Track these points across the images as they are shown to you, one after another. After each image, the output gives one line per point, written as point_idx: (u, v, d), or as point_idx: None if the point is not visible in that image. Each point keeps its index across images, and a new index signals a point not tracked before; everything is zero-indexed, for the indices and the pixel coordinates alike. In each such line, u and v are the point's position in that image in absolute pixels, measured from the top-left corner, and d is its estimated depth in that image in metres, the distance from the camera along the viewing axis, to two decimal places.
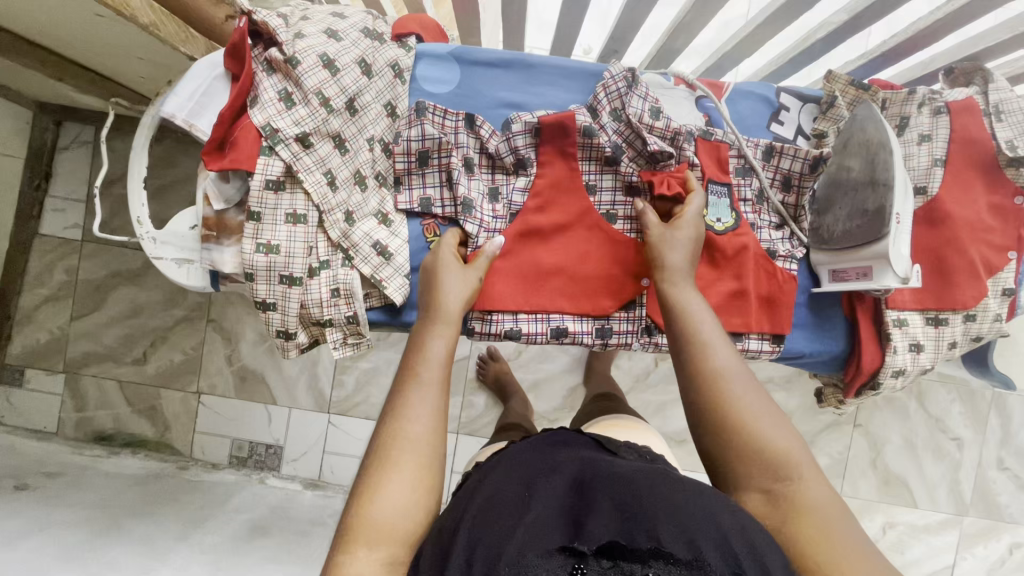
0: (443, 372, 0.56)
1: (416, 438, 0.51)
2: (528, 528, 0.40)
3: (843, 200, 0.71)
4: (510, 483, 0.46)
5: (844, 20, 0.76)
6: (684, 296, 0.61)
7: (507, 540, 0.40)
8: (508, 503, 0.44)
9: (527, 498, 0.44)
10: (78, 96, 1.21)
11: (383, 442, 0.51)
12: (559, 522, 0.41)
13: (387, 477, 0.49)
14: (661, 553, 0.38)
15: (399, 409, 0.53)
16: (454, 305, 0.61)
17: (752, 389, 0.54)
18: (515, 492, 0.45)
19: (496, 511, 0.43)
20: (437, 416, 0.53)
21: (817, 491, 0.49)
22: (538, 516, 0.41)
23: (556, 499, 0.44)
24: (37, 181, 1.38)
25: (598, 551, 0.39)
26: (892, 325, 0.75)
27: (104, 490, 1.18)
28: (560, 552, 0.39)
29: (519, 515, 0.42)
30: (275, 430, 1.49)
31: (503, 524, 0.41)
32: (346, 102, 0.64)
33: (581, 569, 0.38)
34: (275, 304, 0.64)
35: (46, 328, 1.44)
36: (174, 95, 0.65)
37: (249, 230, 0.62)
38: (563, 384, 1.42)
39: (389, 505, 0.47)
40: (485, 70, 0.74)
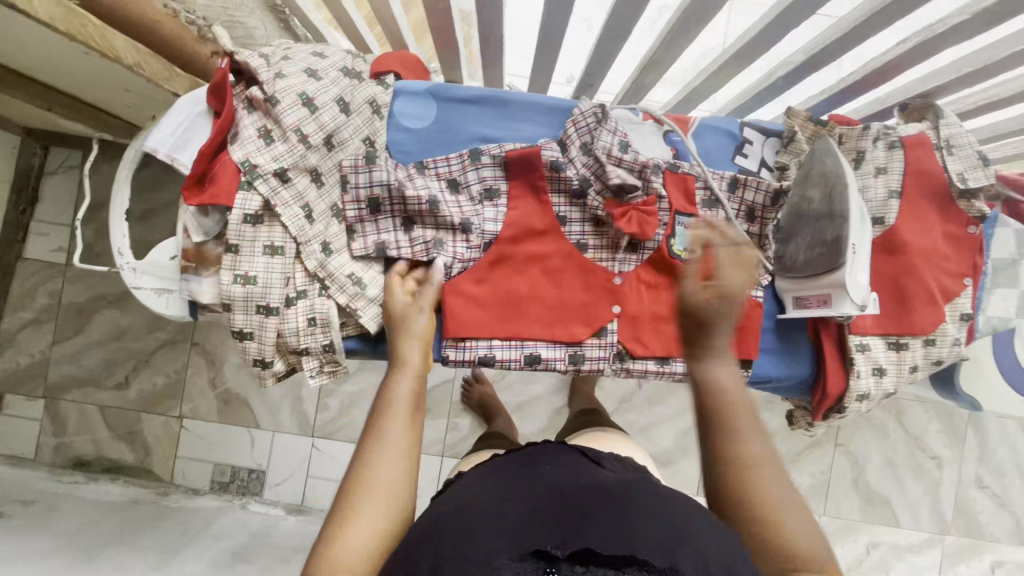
0: (409, 413, 0.57)
1: (387, 478, 0.52)
2: (498, 536, 0.43)
3: (812, 227, 0.73)
4: (489, 495, 0.50)
5: (801, 60, 0.80)
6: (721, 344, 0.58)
7: (484, 543, 0.42)
8: (485, 508, 0.47)
9: (502, 507, 0.47)
10: (66, 123, 1.23)
11: (353, 485, 0.51)
12: (533, 529, 0.44)
13: (353, 517, 0.49)
14: (636, 560, 0.41)
15: (371, 451, 0.53)
16: (415, 352, 0.62)
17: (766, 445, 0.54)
18: (494, 502, 0.48)
19: (472, 515, 0.46)
20: (404, 457, 0.54)
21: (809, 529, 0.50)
22: (515, 521, 0.45)
23: (531, 505, 0.47)
24: (23, 206, 1.39)
25: (571, 556, 0.41)
26: (855, 349, 0.77)
27: (82, 517, 1.17)
28: (534, 557, 0.41)
29: (492, 522, 0.45)
30: (258, 454, 1.48)
31: (476, 526, 0.44)
32: (324, 138, 0.67)
33: (552, 572, 0.40)
34: (252, 333, 0.66)
35: (27, 352, 1.43)
36: (157, 131, 0.68)
37: (227, 261, 0.64)
38: (548, 406, 1.44)
39: (354, 543, 0.48)
40: (461, 106, 0.76)
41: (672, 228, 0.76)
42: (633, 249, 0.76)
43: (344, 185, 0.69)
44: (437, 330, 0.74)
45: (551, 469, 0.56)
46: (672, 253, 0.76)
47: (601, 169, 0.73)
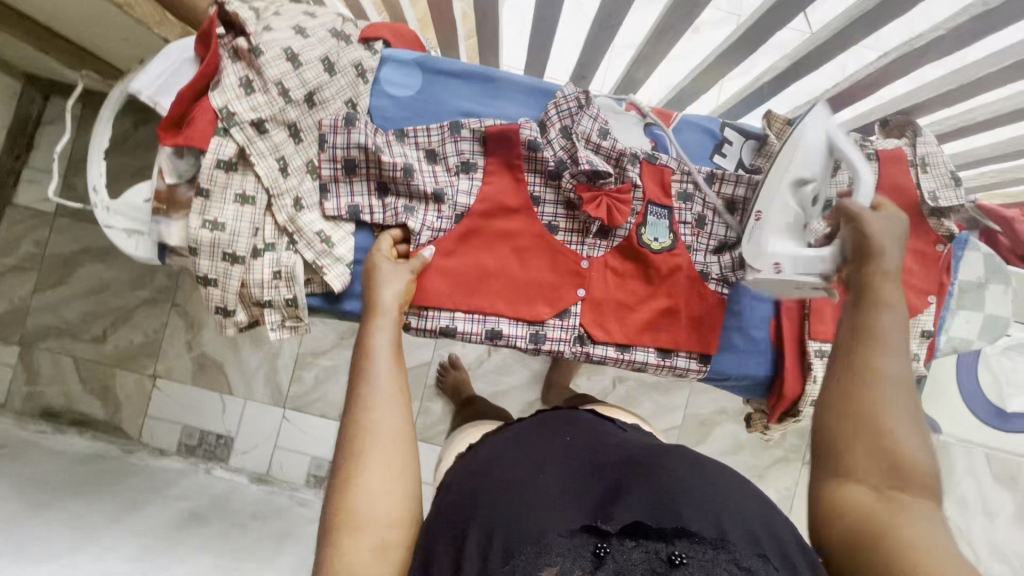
0: (395, 361, 0.59)
1: (385, 430, 0.53)
2: (551, 510, 0.47)
3: (779, 199, 0.60)
4: (518, 462, 0.53)
5: (786, 65, 0.82)
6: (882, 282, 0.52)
7: (534, 520, 0.46)
8: (522, 478, 0.51)
9: (540, 479, 0.50)
10: (66, 71, 1.24)
11: (352, 436, 0.53)
12: (579, 509, 0.47)
13: (360, 471, 0.51)
14: (684, 533, 0.43)
15: (361, 403, 0.55)
16: (390, 299, 0.64)
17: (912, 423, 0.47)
18: (529, 472, 0.52)
19: (512, 485, 0.50)
20: (399, 406, 0.55)
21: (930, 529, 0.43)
22: (560, 500, 0.48)
23: (566, 482, 0.51)
24: (18, 150, 1.39)
25: (621, 531, 0.45)
26: (814, 355, 0.78)
27: (41, 464, 1.17)
28: (584, 533, 0.45)
29: (537, 494, 0.49)
30: (228, 420, 1.50)
31: (519, 498, 0.48)
32: (306, 95, 0.67)
33: (604, 546, 0.44)
34: (216, 280, 0.67)
35: (6, 298, 1.43)
36: (143, 73, 0.68)
37: (197, 206, 0.64)
38: (521, 398, 1.44)
39: (367, 499, 0.50)
40: (448, 80, 0.77)
41: (644, 218, 0.77)
42: (603, 234, 0.77)
43: (321, 144, 0.69)
44: None
45: (562, 437, 0.59)
46: (640, 242, 0.77)
47: (576, 152, 0.73)
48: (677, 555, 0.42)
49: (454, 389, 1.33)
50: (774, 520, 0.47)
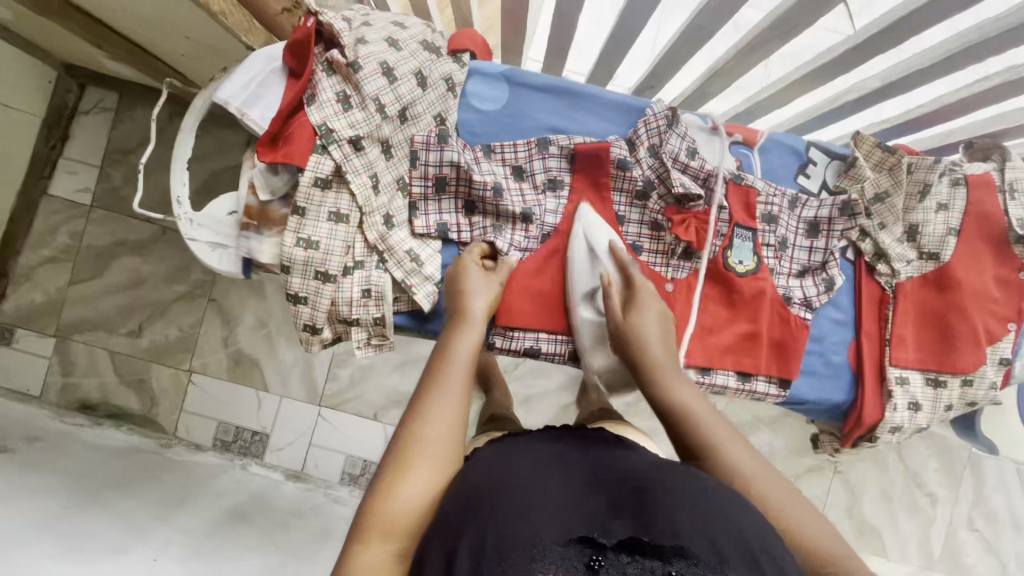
0: (467, 377, 0.57)
1: (433, 439, 0.52)
2: (549, 513, 0.41)
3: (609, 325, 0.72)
4: (527, 462, 0.48)
5: (875, 87, 0.79)
6: (655, 351, 0.62)
7: (531, 523, 0.40)
8: (529, 479, 0.45)
9: (541, 479, 0.45)
10: (110, 63, 1.21)
11: (403, 444, 0.51)
12: (583, 516, 0.42)
13: (404, 473, 0.49)
14: (682, 553, 0.39)
15: (419, 409, 0.54)
16: (479, 310, 0.62)
17: (755, 462, 0.54)
18: (532, 472, 0.46)
19: (515, 485, 0.44)
20: (457, 420, 0.54)
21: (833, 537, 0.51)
22: (565, 504, 0.43)
23: (574, 485, 0.45)
24: (54, 140, 1.37)
25: (619, 545, 0.39)
26: (894, 383, 0.78)
27: (85, 459, 1.15)
28: (580, 542, 0.40)
29: (535, 493, 0.43)
30: (263, 417, 1.48)
31: (517, 495, 0.43)
32: (399, 110, 0.66)
33: (599, 561, 0.39)
34: (306, 298, 0.65)
35: (42, 289, 1.41)
36: (228, 82, 0.66)
37: (292, 224, 0.63)
38: (555, 401, 1.42)
39: (402, 504, 0.48)
40: (534, 93, 0.76)
41: (730, 240, 0.76)
42: (687, 256, 0.76)
43: (413, 161, 0.68)
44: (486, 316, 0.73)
45: (583, 446, 0.54)
46: (727, 265, 0.76)
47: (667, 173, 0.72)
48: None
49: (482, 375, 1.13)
50: (769, 543, 0.42)
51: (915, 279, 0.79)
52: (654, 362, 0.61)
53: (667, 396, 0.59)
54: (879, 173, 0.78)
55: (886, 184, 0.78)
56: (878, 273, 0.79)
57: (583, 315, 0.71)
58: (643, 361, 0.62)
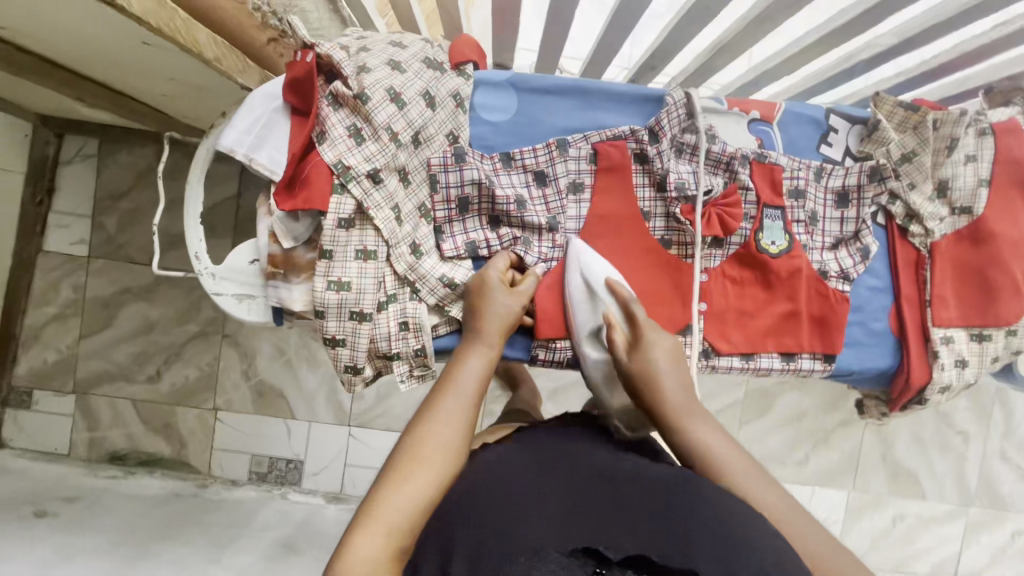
0: (479, 389, 0.56)
1: (447, 447, 0.51)
2: (552, 523, 0.40)
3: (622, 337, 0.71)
4: (524, 471, 0.46)
5: (891, 42, 0.77)
6: (665, 389, 0.58)
7: (530, 529, 0.39)
8: (527, 485, 0.44)
9: (543, 492, 0.44)
10: (88, 111, 1.17)
11: (411, 445, 0.51)
12: (581, 524, 0.41)
13: (406, 472, 0.48)
14: (693, 573, 0.37)
15: (432, 416, 0.53)
16: (494, 327, 0.61)
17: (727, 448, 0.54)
18: (534, 483, 0.45)
19: (510, 491, 0.43)
20: (468, 428, 0.53)
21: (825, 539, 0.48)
22: (560, 511, 0.42)
23: (573, 491, 0.44)
24: (40, 196, 1.34)
25: (624, 560, 0.38)
26: (939, 342, 0.77)
27: (126, 512, 1.14)
28: (582, 552, 0.38)
29: (531, 507, 0.42)
30: (295, 444, 1.44)
31: (518, 507, 0.41)
32: (413, 135, 0.64)
33: (603, 573, 0.37)
34: (344, 340, 0.64)
35: (53, 348, 1.39)
36: (231, 128, 0.63)
37: (321, 267, 0.62)
38: (584, 391, 1.40)
39: (405, 501, 0.46)
40: (542, 97, 0.73)
41: (760, 222, 0.74)
42: (717, 244, 0.74)
43: (433, 185, 0.66)
44: (521, 331, 0.71)
45: (583, 444, 0.53)
46: (759, 247, 0.74)
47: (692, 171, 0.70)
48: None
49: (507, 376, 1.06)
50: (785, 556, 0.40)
51: (948, 236, 0.78)
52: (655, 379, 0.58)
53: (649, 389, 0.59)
54: (904, 133, 0.76)
55: (912, 143, 0.76)
56: (912, 234, 0.78)
57: (581, 320, 0.67)
58: (633, 355, 0.61)
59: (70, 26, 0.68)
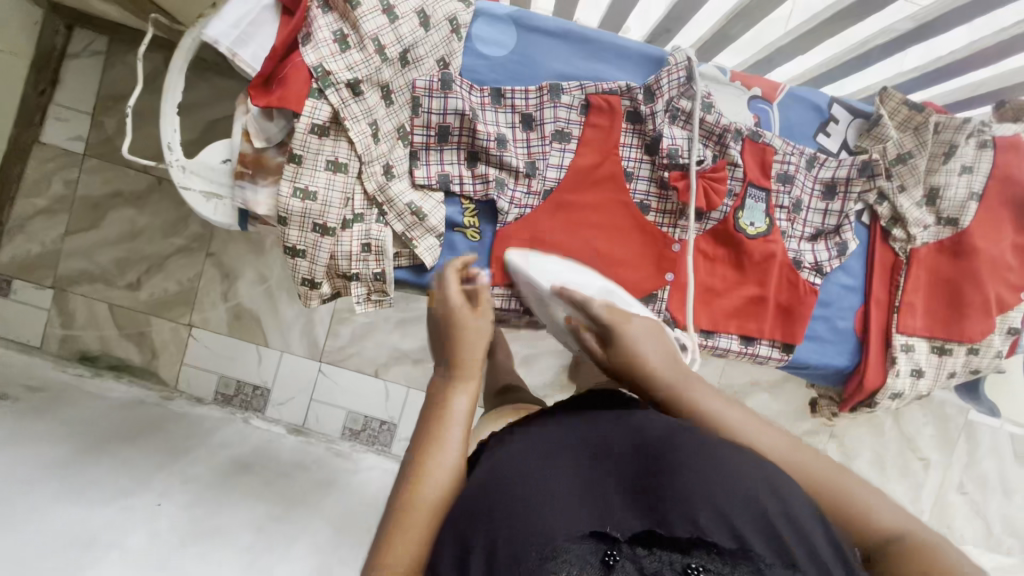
0: (465, 424, 0.49)
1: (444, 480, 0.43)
2: (555, 506, 0.37)
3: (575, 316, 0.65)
4: (525, 452, 0.42)
5: (908, 28, 0.75)
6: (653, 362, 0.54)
7: (534, 519, 0.36)
8: (526, 466, 0.40)
9: (541, 469, 0.40)
10: (99, 3, 1.14)
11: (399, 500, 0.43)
12: (584, 504, 0.37)
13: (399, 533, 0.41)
14: (703, 541, 0.35)
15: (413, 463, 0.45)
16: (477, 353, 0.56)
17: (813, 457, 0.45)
18: (532, 462, 0.40)
19: (509, 480, 0.39)
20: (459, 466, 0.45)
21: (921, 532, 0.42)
22: (565, 491, 0.38)
23: (576, 464, 0.41)
24: (43, 85, 1.31)
25: (632, 538, 0.36)
26: (899, 349, 0.77)
27: (86, 408, 1.15)
28: (591, 536, 0.36)
29: (537, 488, 0.38)
30: (264, 371, 1.45)
31: (514, 493, 0.38)
32: (401, 53, 0.62)
33: (614, 554, 0.36)
34: (305, 252, 0.63)
35: (37, 240, 1.38)
36: (218, 18, 0.61)
37: (289, 172, 0.61)
38: (556, 361, 1.40)
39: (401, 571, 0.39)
40: (544, 39, 0.71)
41: (742, 201, 0.74)
42: (696, 218, 0.73)
43: (415, 108, 0.65)
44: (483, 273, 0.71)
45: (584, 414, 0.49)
46: (736, 226, 0.74)
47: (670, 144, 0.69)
48: (693, 569, 0.34)
49: None
50: (792, 507, 0.37)
51: (929, 245, 0.77)
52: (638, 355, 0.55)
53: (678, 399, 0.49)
54: (903, 133, 0.75)
55: (909, 144, 0.75)
56: (893, 238, 0.77)
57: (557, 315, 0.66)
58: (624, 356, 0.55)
59: None
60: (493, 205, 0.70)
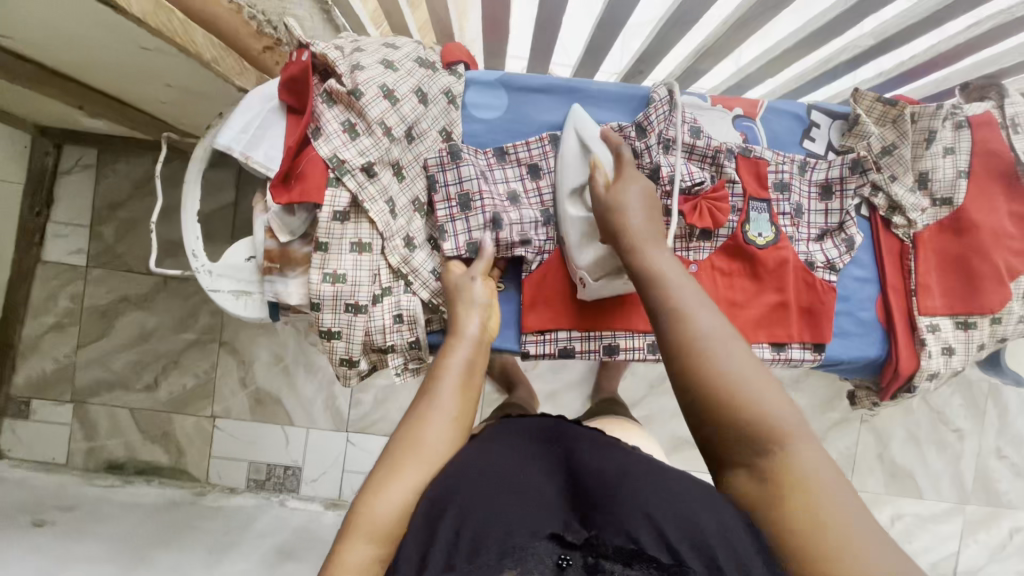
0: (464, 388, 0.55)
1: (432, 447, 0.49)
2: (523, 512, 0.39)
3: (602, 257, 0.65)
4: (515, 465, 0.45)
5: (870, 44, 0.82)
6: (633, 226, 0.57)
7: (500, 518, 0.39)
8: (508, 476, 0.44)
9: (524, 481, 0.43)
10: (90, 121, 1.18)
11: (396, 447, 0.49)
12: (549, 514, 0.40)
13: (394, 473, 0.47)
14: (641, 555, 0.36)
15: (420, 416, 0.52)
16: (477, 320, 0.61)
17: (749, 358, 0.46)
18: (516, 475, 0.44)
19: (487, 487, 0.42)
20: (455, 430, 0.52)
21: (816, 459, 0.41)
22: (534, 503, 0.40)
23: (556, 485, 0.44)
24: (39, 207, 1.35)
25: (585, 545, 0.37)
26: (925, 331, 0.79)
27: (122, 520, 1.14)
28: (550, 539, 0.38)
29: (512, 498, 0.41)
30: (292, 451, 1.42)
31: (491, 496, 0.41)
32: (405, 131, 0.66)
33: (567, 562, 0.36)
34: (340, 332, 0.65)
35: (52, 357, 1.39)
36: (227, 127, 0.65)
37: (316, 260, 0.63)
38: (581, 392, 1.39)
39: (390, 502, 0.45)
40: (531, 95, 0.75)
41: (746, 214, 0.76)
42: (705, 237, 0.76)
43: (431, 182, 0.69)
44: (515, 323, 0.73)
45: (573, 441, 0.52)
46: (746, 239, 0.76)
47: (660, 172, 0.73)
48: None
49: (504, 377, 1.05)
50: (732, 526, 0.38)
51: (931, 227, 0.80)
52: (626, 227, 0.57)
53: (638, 265, 0.54)
54: (883, 127, 0.78)
55: (891, 136, 0.78)
56: (895, 225, 0.80)
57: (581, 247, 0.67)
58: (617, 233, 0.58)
59: (73, 33, 0.70)
60: (517, 259, 0.73)
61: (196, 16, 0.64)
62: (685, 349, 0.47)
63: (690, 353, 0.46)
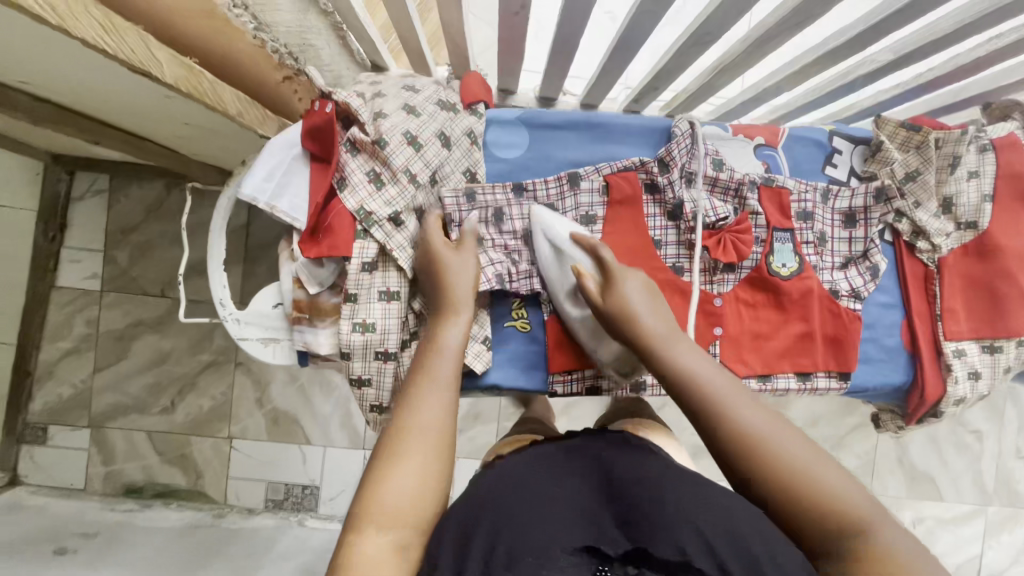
0: (455, 365, 0.56)
1: (427, 426, 0.50)
2: (557, 525, 0.41)
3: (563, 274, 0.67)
4: (540, 478, 0.47)
5: (888, 59, 0.79)
6: (645, 321, 0.59)
7: (534, 529, 0.41)
8: (534, 488, 0.46)
9: (559, 493, 0.45)
10: (100, 149, 1.17)
11: (392, 434, 0.50)
12: (579, 527, 0.42)
13: (397, 461, 0.48)
14: (687, 566, 0.38)
15: (410, 402, 0.52)
16: (464, 292, 0.61)
17: (793, 437, 0.50)
18: (543, 486, 0.46)
19: (516, 498, 0.44)
20: (448, 409, 0.53)
21: (866, 504, 0.46)
22: (565, 514, 0.43)
23: (582, 495, 0.46)
24: (52, 233, 1.34)
25: (625, 556, 0.40)
26: (951, 356, 0.79)
27: (145, 547, 1.14)
28: (585, 552, 0.40)
29: (545, 511, 0.43)
30: (310, 469, 1.42)
31: (523, 509, 0.43)
32: (429, 176, 0.66)
33: (604, 570, 0.39)
34: (370, 379, 0.64)
35: (68, 384, 1.39)
36: (251, 175, 0.64)
37: (346, 311, 0.63)
38: (599, 405, 1.39)
39: (398, 490, 0.46)
40: (551, 132, 0.75)
41: (771, 245, 0.76)
42: (729, 269, 0.76)
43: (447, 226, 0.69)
44: (540, 363, 0.73)
45: (589, 447, 0.54)
46: (770, 270, 0.76)
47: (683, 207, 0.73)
48: None
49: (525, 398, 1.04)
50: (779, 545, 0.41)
51: (955, 251, 0.80)
52: (636, 317, 0.60)
53: (662, 361, 0.57)
54: (907, 153, 0.77)
55: (915, 162, 0.78)
56: (920, 250, 0.80)
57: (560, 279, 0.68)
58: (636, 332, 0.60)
59: (90, 78, 0.69)
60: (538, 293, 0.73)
61: (220, 69, 0.63)
62: (740, 448, 0.50)
63: (737, 440, 0.50)
